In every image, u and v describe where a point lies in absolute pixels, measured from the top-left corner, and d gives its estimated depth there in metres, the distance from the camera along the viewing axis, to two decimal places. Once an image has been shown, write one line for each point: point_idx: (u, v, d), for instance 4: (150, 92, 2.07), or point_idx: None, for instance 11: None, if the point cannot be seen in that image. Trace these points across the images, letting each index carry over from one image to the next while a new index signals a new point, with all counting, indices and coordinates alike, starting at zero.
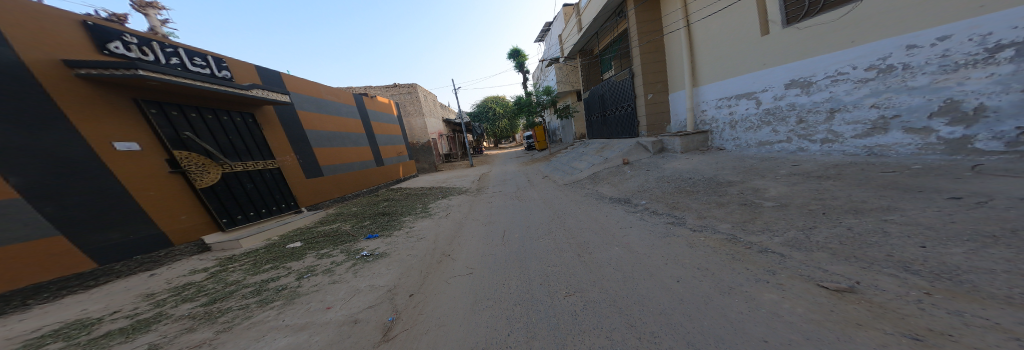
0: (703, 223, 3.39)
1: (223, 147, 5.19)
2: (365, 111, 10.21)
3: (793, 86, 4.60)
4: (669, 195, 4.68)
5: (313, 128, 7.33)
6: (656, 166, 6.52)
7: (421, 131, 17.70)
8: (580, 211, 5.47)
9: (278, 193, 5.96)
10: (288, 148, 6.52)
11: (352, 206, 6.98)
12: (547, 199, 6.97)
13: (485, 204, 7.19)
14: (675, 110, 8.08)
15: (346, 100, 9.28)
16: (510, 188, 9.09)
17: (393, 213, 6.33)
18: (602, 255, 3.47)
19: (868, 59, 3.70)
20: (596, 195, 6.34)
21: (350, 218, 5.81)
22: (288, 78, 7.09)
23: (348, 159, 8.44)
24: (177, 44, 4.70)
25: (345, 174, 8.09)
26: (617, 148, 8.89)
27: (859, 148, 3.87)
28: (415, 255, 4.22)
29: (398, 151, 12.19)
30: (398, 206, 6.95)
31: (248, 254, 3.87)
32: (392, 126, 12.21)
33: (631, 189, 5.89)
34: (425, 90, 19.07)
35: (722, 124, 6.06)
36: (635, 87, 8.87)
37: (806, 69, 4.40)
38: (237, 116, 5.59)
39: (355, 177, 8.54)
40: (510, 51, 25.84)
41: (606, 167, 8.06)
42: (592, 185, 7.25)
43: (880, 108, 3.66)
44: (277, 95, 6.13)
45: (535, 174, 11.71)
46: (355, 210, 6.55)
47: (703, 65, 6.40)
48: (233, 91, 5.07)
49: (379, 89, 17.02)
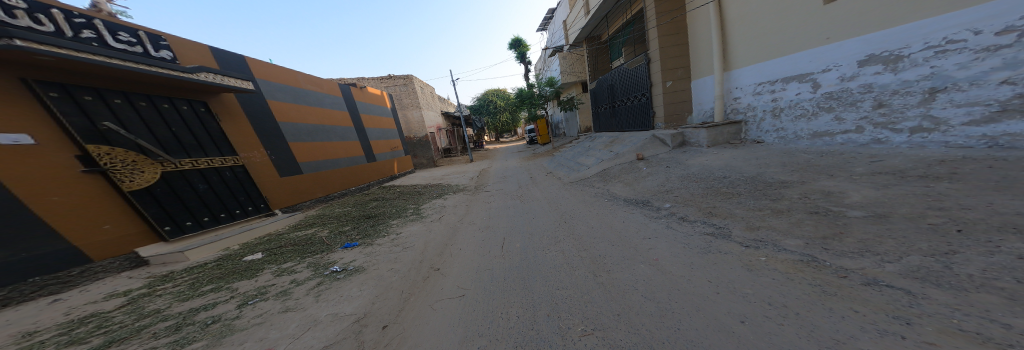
0: (759, 237, 2.62)
1: (163, 143, 4.54)
2: (353, 103, 9.52)
3: (872, 62, 3.61)
4: (699, 197, 3.94)
5: (288, 121, 6.67)
6: (677, 162, 5.78)
7: (418, 124, 17.03)
8: (589, 215, 4.74)
9: (242, 194, 5.34)
10: (257, 143, 5.88)
11: (338, 206, 6.30)
12: (552, 199, 6.24)
13: (483, 205, 6.50)
14: (699, 99, 7.26)
15: (330, 91, 8.60)
16: (510, 186, 8.40)
17: (379, 215, 5.68)
18: (624, 276, 2.75)
19: (1004, 20, 2.71)
20: (608, 196, 5.61)
21: (330, 222, 5.13)
22: (257, 65, 6.39)
23: (334, 155, 7.82)
24: (92, 15, 3.93)
25: (331, 171, 7.50)
26: (628, 142, 8.12)
27: (974, 139, 2.93)
28: (398, 271, 3.51)
29: (392, 145, 11.55)
30: (387, 207, 6.26)
31: (189, 271, 3.20)
32: (385, 119, 11.54)
33: (648, 189, 5.16)
34: (421, 82, 18.26)
35: (761, 113, 5.26)
36: (650, 75, 8.13)
37: (891, 41, 3.43)
38: (183, 104, 4.94)
39: (343, 174, 7.95)
40: (512, 41, 24.96)
41: (618, 163, 7.32)
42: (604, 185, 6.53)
43: (1016, 84, 2.68)
44: (236, 81, 5.42)
45: (538, 169, 10.99)
46: (338, 211, 5.89)
47: (737, 45, 5.60)
48: (170, 74, 4.34)
49: (373, 81, 16.30)
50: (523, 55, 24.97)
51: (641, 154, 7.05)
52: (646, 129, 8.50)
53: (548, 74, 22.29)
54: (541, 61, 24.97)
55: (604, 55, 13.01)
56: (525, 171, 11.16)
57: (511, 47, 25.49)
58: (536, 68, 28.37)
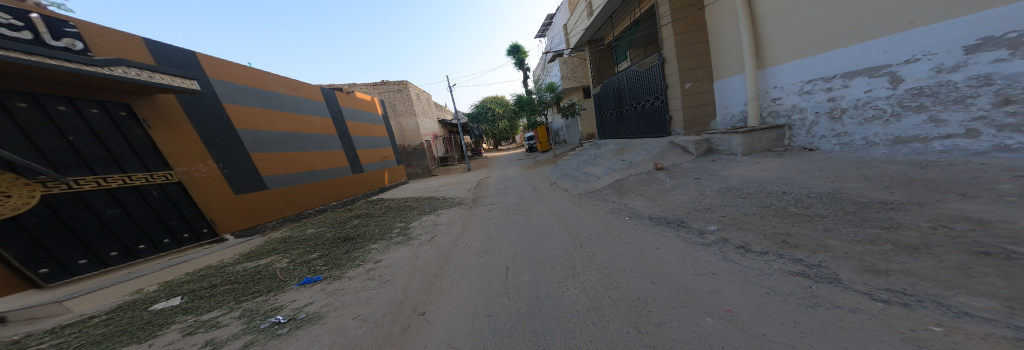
0: (899, 284, 1.80)
1: (52, 156, 3.57)
2: (336, 108, 8.70)
3: (988, 47, 2.92)
4: (761, 219, 3.22)
5: (250, 127, 5.83)
6: (708, 173, 5.27)
7: (413, 132, 16.18)
8: (619, 247, 3.90)
9: (172, 219, 4.45)
10: (204, 155, 4.96)
11: (313, 226, 5.37)
12: (568, 221, 5.50)
13: (482, 224, 5.76)
14: (725, 101, 6.53)
15: (308, 94, 7.81)
16: (512, 201, 7.68)
17: (358, 237, 4.77)
18: (681, 335, 1.86)
19: None
20: (640, 217, 4.84)
21: (296, 247, 4.18)
22: (216, 64, 5.58)
23: (310, 166, 7.03)
24: None
25: (306, 186, 6.74)
26: (642, 150, 7.58)
27: None
28: (367, 319, 2.57)
29: (384, 155, 10.75)
30: (370, 227, 5.33)
31: (51, 333, 2.22)
32: (375, 127, 10.68)
33: (681, 208, 4.50)
34: (416, 88, 17.59)
35: (815, 116, 4.52)
36: (665, 75, 7.59)
37: (1015, 18, 2.75)
38: (93, 107, 4.01)
39: (322, 188, 7.20)
40: (510, 48, 24.55)
41: (632, 174, 6.86)
42: (625, 201, 5.86)
43: None
44: (178, 80, 4.49)
45: (539, 180, 10.28)
46: (312, 232, 4.97)
47: (773, 41, 5.03)
48: (74, 67, 3.43)
49: (365, 87, 15.36)
50: (521, 61, 24.58)
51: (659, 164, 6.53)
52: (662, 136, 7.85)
53: (546, 80, 21.82)
54: (539, 67, 24.60)
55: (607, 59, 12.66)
56: (526, 181, 10.43)
57: (508, 53, 25.15)
58: (534, 75, 28.03)
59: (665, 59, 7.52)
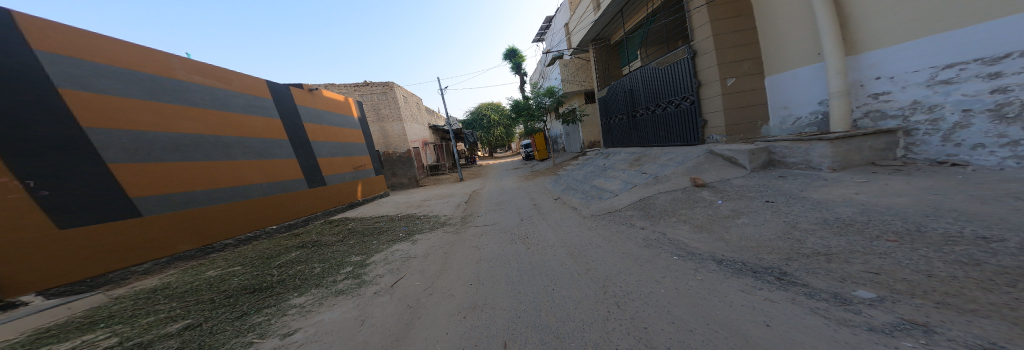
0: None
1: None
2: (290, 106, 7.97)
3: None
4: (986, 294, 1.77)
5: (127, 127, 4.67)
6: (785, 195, 3.96)
7: (399, 138, 14.78)
8: (700, 323, 2.30)
9: None
10: None
11: (231, 266, 3.89)
12: (589, 259, 4.03)
13: (469, 260, 4.34)
14: (784, 101, 5.35)
15: (244, 88, 6.78)
16: (510, 221, 6.31)
17: (278, 286, 3.32)
18: None
19: None
20: (697, 257, 3.45)
21: (154, 312, 2.78)
22: (55, 34, 4.23)
23: (238, 181, 6.03)
24: None
25: (219, 208, 5.55)
26: (667, 165, 6.35)
27: None
28: None
29: (358, 164, 10.24)
30: (308, 266, 3.88)
31: None
32: (347, 130, 10.29)
33: (764, 245, 3.22)
34: (404, 91, 16.15)
35: (968, 113, 3.28)
36: (698, 71, 6.46)
37: None
38: None
39: (247, 209, 6.04)
40: (507, 51, 23.49)
41: (665, 190, 5.59)
42: (660, 228, 4.55)
43: None
44: None
45: (539, 193, 9.02)
46: (222, 278, 3.52)
47: (873, 18, 3.83)
48: None
49: (344, 88, 13.56)
50: (519, 65, 23.52)
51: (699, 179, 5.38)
52: (694, 143, 6.73)
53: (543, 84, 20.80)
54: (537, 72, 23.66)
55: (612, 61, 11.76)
56: (525, 195, 9.07)
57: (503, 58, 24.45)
58: (531, 81, 27.21)
59: (696, 52, 6.43)
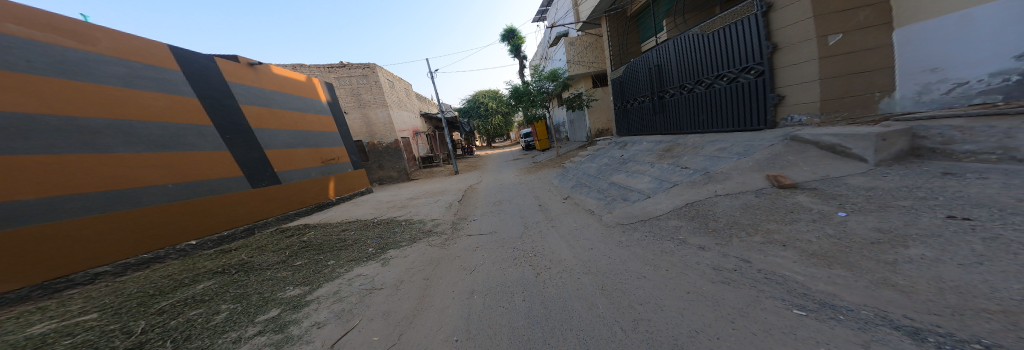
0: None
1: None
2: (220, 83, 7.23)
3: None
4: None
5: None
6: (991, 206, 2.47)
7: (384, 126, 13.75)
8: None
9: None
10: None
11: (71, 330, 2.69)
12: (632, 301, 2.74)
13: (451, 296, 3.14)
14: (926, 62, 3.81)
15: (117, 50, 5.52)
16: (511, 229, 5.08)
17: None
18: None
19: None
20: (848, 318, 1.98)
21: None
22: None
23: (124, 182, 5.10)
24: None
25: (65, 230, 4.37)
26: (724, 157, 4.97)
27: None
28: None
29: (325, 157, 9.94)
30: (175, 324, 2.77)
31: None
32: (308, 116, 9.81)
33: (1010, 309, 1.69)
34: (387, 73, 14.88)
35: None
36: (773, 32, 4.94)
37: None
38: None
39: (126, 229, 4.95)
40: (504, 32, 21.63)
41: (729, 192, 4.20)
42: (734, 252, 3.17)
43: None
44: None
45: (545, 189, 7.62)
46: None
47: None
48: None
49: (318, 69, 12.50)
50: (517, 47, 21.74)
51: (784, 178, 3.87)
52: (762, 128, 5.27)
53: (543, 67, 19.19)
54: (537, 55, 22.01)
55: (631, 34, 10.06)
56: (527, 191, 7.70)
57: (501, 38, 23.24)
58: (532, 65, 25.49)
59: (773, 5, 4.88)
